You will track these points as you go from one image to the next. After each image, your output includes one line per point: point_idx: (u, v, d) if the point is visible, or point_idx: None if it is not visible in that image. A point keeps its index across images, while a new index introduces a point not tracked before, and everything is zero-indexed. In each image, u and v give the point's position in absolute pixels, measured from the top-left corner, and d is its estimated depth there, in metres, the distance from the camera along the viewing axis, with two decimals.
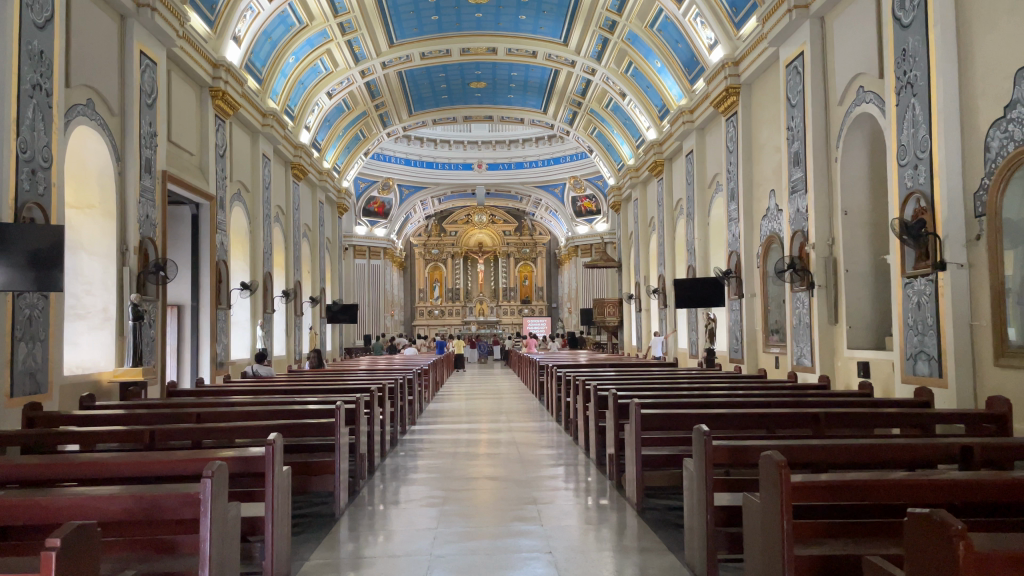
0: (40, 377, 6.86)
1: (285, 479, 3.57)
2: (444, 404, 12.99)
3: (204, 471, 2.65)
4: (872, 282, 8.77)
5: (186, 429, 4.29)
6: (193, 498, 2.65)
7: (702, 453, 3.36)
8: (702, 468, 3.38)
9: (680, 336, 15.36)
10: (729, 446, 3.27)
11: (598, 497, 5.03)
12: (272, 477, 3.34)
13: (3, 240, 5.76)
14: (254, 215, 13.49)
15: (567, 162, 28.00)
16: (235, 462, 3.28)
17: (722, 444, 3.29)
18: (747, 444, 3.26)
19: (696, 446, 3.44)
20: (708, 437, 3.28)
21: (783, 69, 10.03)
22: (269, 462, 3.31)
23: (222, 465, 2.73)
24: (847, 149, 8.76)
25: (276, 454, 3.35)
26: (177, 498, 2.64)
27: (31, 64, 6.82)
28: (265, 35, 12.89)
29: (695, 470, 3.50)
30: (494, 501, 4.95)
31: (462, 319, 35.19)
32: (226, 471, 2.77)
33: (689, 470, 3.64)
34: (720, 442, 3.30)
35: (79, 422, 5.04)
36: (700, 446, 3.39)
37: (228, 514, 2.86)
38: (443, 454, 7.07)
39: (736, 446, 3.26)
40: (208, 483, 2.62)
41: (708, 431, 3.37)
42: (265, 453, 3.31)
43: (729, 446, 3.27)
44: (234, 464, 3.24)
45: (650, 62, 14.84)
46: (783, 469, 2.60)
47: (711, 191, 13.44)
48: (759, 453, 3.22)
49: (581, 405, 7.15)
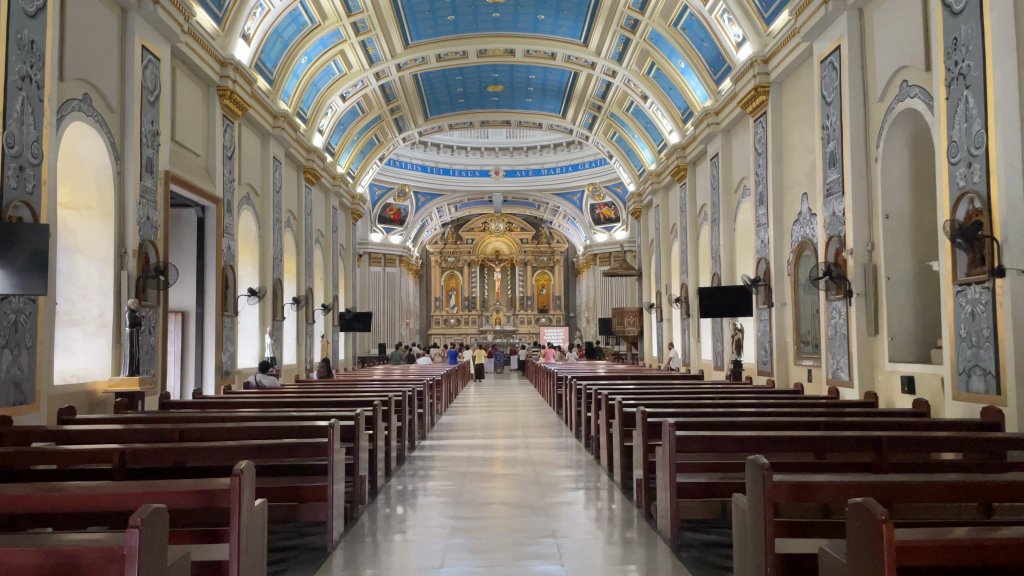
0: (26, 387, 6.42)
1: (257, 515, 3.06)
2: (457, 416, 12.50)
3: (132, 519, 2.14)
4: (915, 290, 8.14)
5: (163, 446, 3.82)
6: (118, 553, 2.14)
7: (757, 486, 2.86)
8: (756, 503, 2.90)
9: (703, 346, 14.78)
10: (791, 481, 2.78)
11: (624, 529, 4.47)
12: (238, 514, 2.83)
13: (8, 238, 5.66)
14: (264, 220, 13.11)
15: (586, 169, 27.55)
16: (196, 498, 2.80)
17: (783, 480, 2.79)
18: (814, 480, 2.77)
19: (749, 479, 2.93)
20: (768, 470, 2.77)
21: (816, 65, 9.49)
22: (236, 497, 2.81)
23: (159, 508, 2.23)
24: (887, 149, 8.20)
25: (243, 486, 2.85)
26: (101, 551, 2.14)
27: (20, 54, 6.42)
28: (276, 34, 12.52)
29: (749, 507, 3.00)
30: (509, 533, 4.41)
31: (478, 328, 34.66)
32: (166, 514, 2.26)
33: (741, 509, 3.10)
34: (781, 479, 2.80)
35: (55, 438, 4.56)
36: (756, 479, 2.88)
37: (168, 564, 2.35)
38: (455, 473, 6.55)
39: (800, 482, 2.77)
40: (134, 534, 2.11)
41: (764, 464, 2.86)
42: (230, 486, 2.81)
43: (790, 482, 2.78)
44: (191, 500, 2.76)
45: (673, 63, 14.35)
46: (884, 525, 2.08)
47: (738, 196, 12.85)
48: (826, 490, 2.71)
49: (604, 422, 6.60)
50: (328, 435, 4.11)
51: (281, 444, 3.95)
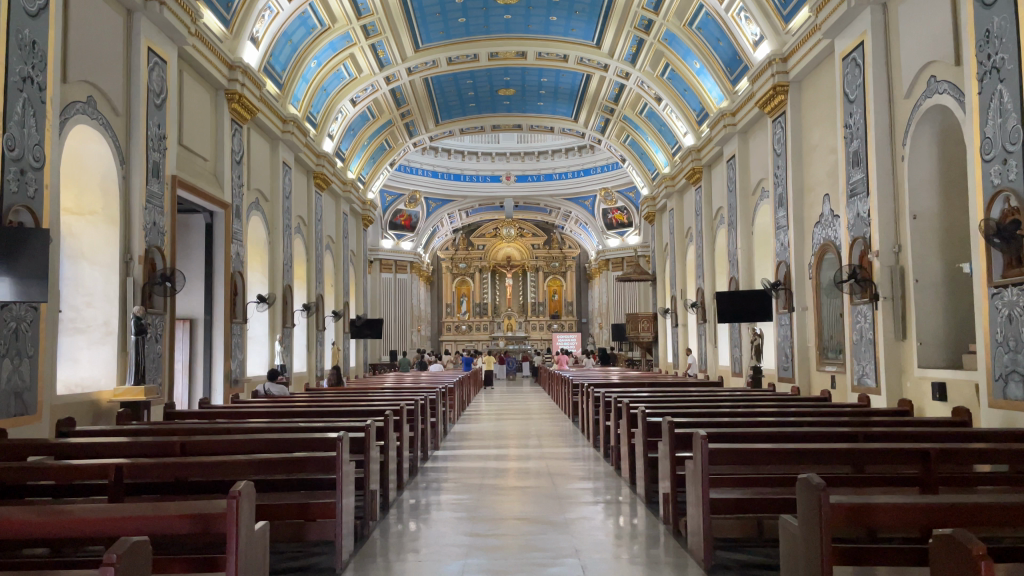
0: (28, 398, 6.23)
1: (256, 539, 2.82)
2: (470, 424, 12.27)
3: (107, 555, 1.93)
4: (945, 293, 7.83)
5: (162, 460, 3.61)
6: None
7: (810, 507, 2.61)
8: (807, 525, 2.65)
9: (720, 352, 14.49)
10: (850, 503, 2.53)
11: (649, 548, 4.21)
12: (235, 539, 2.60)
13: (15, 246, 5.48)
14: (274, 226, 12.93)
15: (598, 173, 27.34)
16: (191, 522, 2.56)
17: (841, 502, 2.54)
18: (874, 501, 2.51)
19: (799, 500, 2.69)
20: (824, 491, 2.52)
21: (838, 62, 9.23)
22: (233, 521, 2.58)
23: (140, 540, 2.03)
24: (913, 148, 7.92)
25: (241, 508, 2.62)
26: None
27: (21, 55, 6.25)
28: (285, 37, 12.36)
29: (799, 531, 2.75)
30: (528, 552, 4.16)
31: (490, 334, 34.44)
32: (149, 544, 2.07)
33: (790, 532, 2.85)
34: (837, 500, 2.55)
35: (51, 451, 4.34)
36: (807, 499, 2.63)
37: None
38: (469, 486, 6.30)
39: (859, 504, 2.51)
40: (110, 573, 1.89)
41: (818, 482, 2.61)
42: (227, 509, 2.58)
43: (850, 504, 2.52)
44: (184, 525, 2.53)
45: (688, 64, 14.12)
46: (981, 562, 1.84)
47: (755, 198, 12.59)
48: (887, 513, 2.48)
49: (624, 431, 6.34)
50: (336, 447, 3.87)
51: (287, 458, 3.72)
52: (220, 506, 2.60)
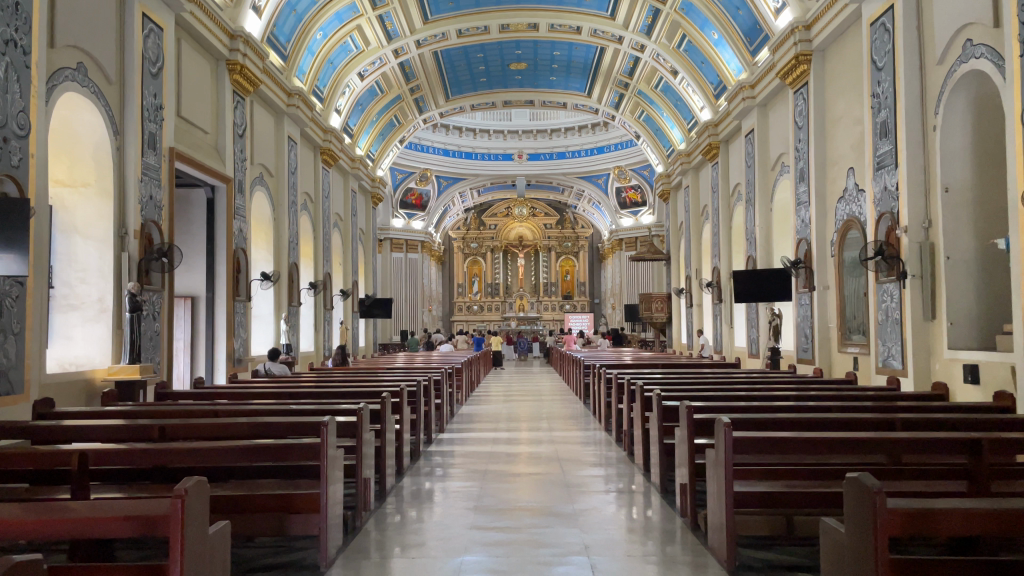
0: (13, 376, 5.95)
1: (211, 540, 2.47)
2: (479, 405, 11.99)
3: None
4: (978, 271, 7.40)
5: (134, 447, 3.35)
6: None
7: (859, 511, 2.28)
8: (853, 532, 2.34)
9: (736, 333, 14.11)
10: (907, 508, 2.21)
11: (666, 545, 3.87)
12: (180, 545, 2.24)
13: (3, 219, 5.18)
14: (279, 203, 12.63)
15: (611, 151, 26.89)
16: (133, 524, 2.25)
17: (897, 507, 2.22)
18: (935, 508, 2.23)
19: (846, 498, 2.37)
20: (881, 496, 2.17)
21: (866, 28, 8.75)
22: (178, 524, 2.23)
23: (31, 560, 1.71)
24: (946, 117, 7.48)
25: (191, 509, 2.27)
26: None
27: (2, 16, 5.91)
28: (290, 7, 11.97)
29: (844, 538, 2.43)
30: (533, 549, 3.83)
31: (502, 315, 34.12)
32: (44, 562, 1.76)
33: (834, 536, 2.52)
34: (894, 505, 2.22)
35: (24, 436, 4.03)
36: (857, 501, 2.29)
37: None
38: (475, 472, 6.00)
39: (920, 510, 2.20)
40: None
41: (868, 482, 2.27)
42: (171, 510, 2.24)
43: (907, 510, 2.21)
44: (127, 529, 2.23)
45: (706, 35, 13.63)
46: None
47: (776, 173, 12.16)
48: (950, 521, 2.23)
49: (637, 416, 6.01)
50: (321, 433, 3.56)
51: (266, 446, 3.42)
52: (164, 506, 2.27)
